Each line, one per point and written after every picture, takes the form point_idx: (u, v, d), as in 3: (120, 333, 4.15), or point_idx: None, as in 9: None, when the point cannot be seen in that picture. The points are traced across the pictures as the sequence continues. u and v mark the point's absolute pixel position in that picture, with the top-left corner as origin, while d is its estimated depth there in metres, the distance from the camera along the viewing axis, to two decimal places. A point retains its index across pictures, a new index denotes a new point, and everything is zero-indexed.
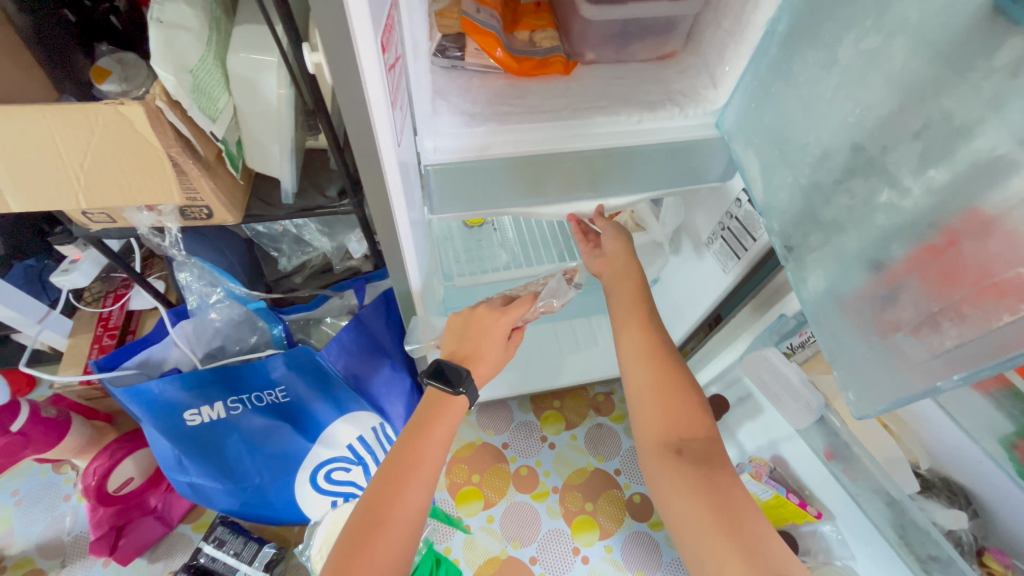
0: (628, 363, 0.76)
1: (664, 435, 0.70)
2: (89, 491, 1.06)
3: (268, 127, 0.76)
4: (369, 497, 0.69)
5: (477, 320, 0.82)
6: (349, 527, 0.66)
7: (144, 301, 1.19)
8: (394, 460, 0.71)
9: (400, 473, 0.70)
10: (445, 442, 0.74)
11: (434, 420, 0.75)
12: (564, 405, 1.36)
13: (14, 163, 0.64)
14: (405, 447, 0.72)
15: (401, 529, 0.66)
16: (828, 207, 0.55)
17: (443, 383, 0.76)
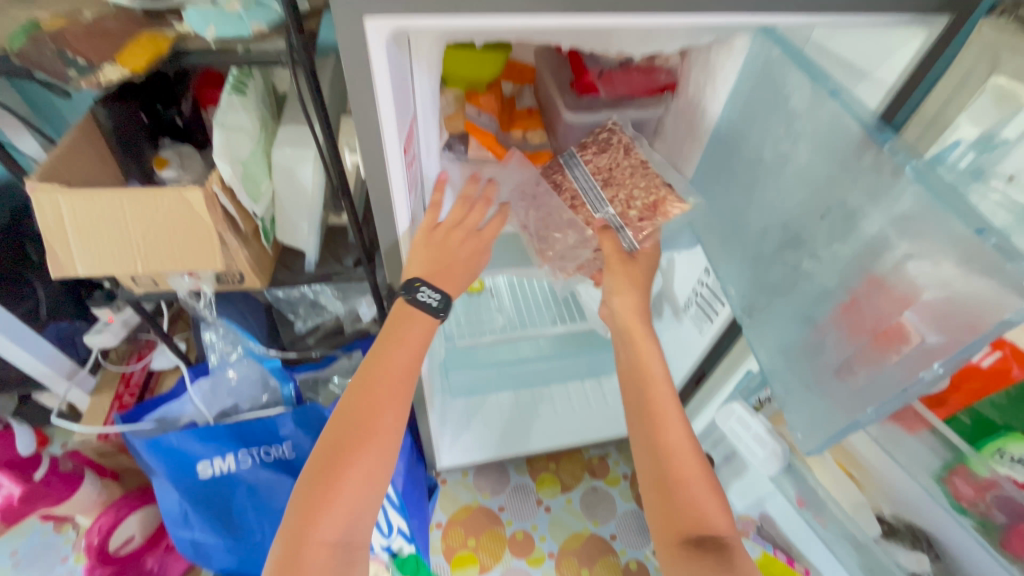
0: (654, 467, 0.67)
1: (689, 525, 0.63)
2: (91, 549, 1.07)
3: (299, 206, 0.89)
4: (342, 410, 0.66)
5: (447, 237, 0.72)
6: (323, 442, 0.64)
7: (166, 360, 1.28)
8: (365, 370, 0.68)
9: (370, 388, 0.66)
10: (414, 354, 0.70)
11: (401, 335, 0.70)
12: (559, 467, 1.39)
13: (88, 237, 0.77)
14: (374, 363, 0.68)
15: (374, 449, 0.64)
16: (770, 273, 0.66)
17: (429, 301, 0.70)
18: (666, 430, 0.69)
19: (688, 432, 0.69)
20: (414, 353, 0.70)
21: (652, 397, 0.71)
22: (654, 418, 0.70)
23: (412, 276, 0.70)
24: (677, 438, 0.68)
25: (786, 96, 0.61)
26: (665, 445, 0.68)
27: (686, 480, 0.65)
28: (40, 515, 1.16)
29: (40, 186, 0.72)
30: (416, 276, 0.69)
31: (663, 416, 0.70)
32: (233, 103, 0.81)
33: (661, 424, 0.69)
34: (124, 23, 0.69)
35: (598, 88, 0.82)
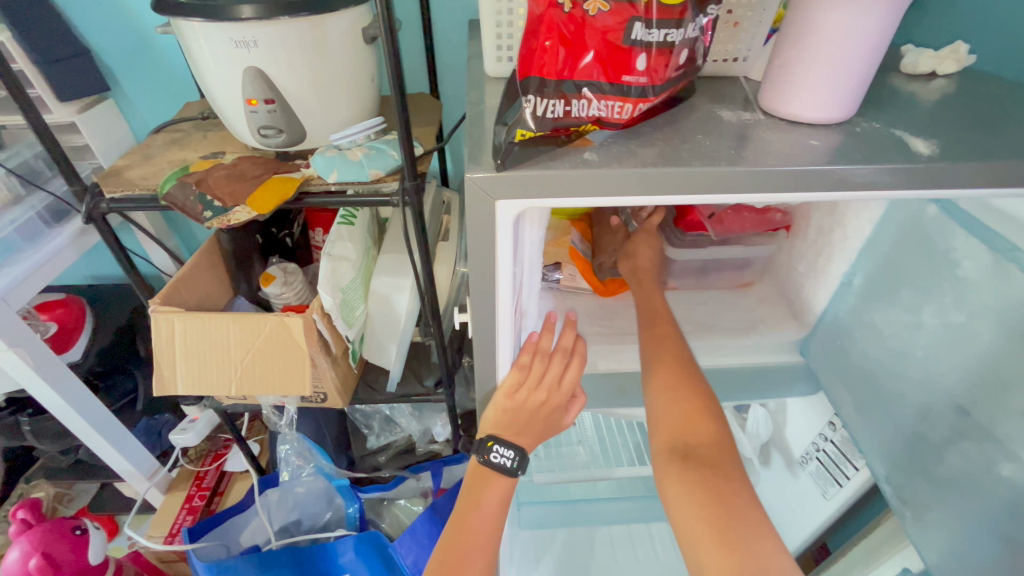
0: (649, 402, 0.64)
1: (674, 440, 0.61)
2: None
3: (389, 330, 0.90)
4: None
5: (533, 365, 0.61)
6: None
7: (239, 462, 1.29)
8: (446, 537, 0.61)
9: (450, 561, 0.59)
10: (492, 514, 0.62)
11: (478, 489, 0.64)
12: None
13: (194, 359, 0.79)
14: (455, 542, 0.60)
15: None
16: (940, 464, 0.55)
17: (505, 460, 0.63)
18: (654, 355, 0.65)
19: (682, 351, 0.66)
20: (494, 506, 0.63)
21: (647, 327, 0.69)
22: (651, 344, 0.66)
23: (486, 435, 0.63)
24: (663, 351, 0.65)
25: (952, 262, 0.54)
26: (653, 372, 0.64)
27: (672, 397, 0.62)
28: None
29: (161, 309, 0.77)
30: (485, 433, 0.62)
31: (659, 339, 0.67)
32: (341, 234, 0.85)
33: (653, 346, 0.66)
34: (258, 166, 0.75)
35: (706, 227, 0.78)
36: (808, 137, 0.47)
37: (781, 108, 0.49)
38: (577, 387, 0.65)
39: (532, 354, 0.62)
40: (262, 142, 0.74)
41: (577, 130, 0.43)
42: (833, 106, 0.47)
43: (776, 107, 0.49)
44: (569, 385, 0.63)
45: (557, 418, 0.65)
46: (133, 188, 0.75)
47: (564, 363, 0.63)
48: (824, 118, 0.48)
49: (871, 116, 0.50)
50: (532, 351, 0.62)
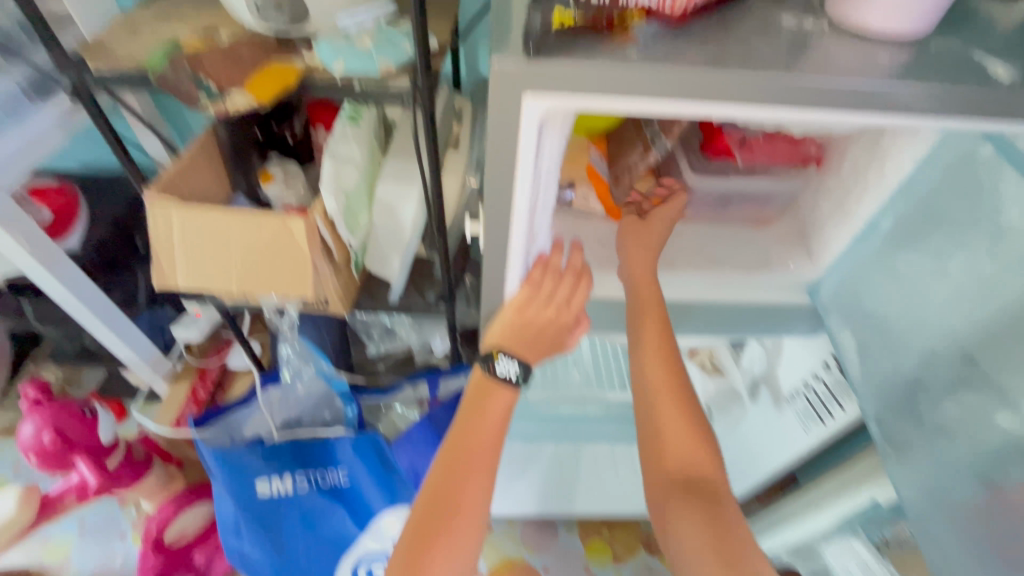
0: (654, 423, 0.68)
1: (677, 471, 0.65)
2: (149, 536, 1.12)
3: (393, 242, 0.87)
4: (430, 486, 0.62)
5: (543, 283, 0.61)
6: (414, 520, 0.60)
7: (241, 362, 1.30)
8: (449, 448, 0.63)
9: (453, 464, 0.62)
10: (490, 427, 0.64)
11: (478, 404, 0.65)
12: (613, 536, 1.32)
13: (193, 254, 0.78)
14: (454, 450, 0.63)
15: (448, 524, 0.60)
16: (935, 409, 0.56)
17: (508, 375, 0.64)
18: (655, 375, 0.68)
19: (684, 378, 0.69)
20: (492, 417, 0.64)
21: (646, 337, 0.67)
22: (651, 372, 0.69)
23: (492, 346, 0.63)
24: (665, 378, 0.68)
25: (997, 208, 0.52)
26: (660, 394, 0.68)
27: (679, 429, 0.66)
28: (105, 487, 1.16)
29: (157, 200, 0.74)
30: (490, 345, 0.62)
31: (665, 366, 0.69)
32: (346, 134, 0.81)
33: (653, 369, 0.69)
34: (256, 51, 0.69)
35: (734, 154, 0.77)
36: (877, 53, 0.42)
37: (849, 17, 0.43)
38: (582, 313, 0.63)
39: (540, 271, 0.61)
40: (260, 22, 0.67)
41: (620, 18, 0.38)
42: (913, 18, 0.41)
43: (844, 14, 0.43)
44: (576, 307, 0.62)
45: (564, 337, 0.64)
46: (122, 64, 0.69)
47: (574, 285, 0.61)
48: (896, 35, 0.42)
49: (950, 35, 0.45)
50: (543, 272, 0.61)
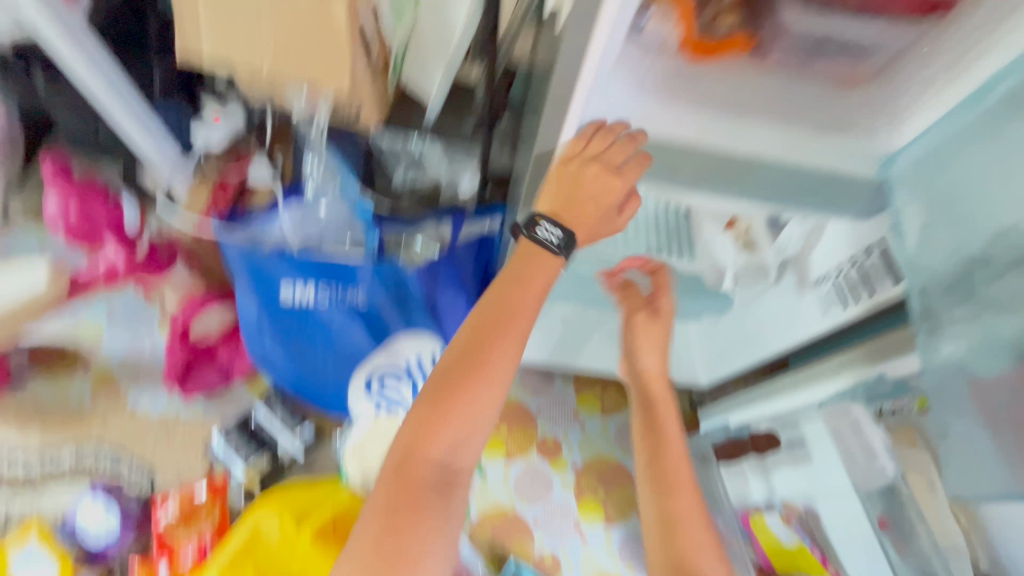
0: (665, 490, 1.01)
1: None
2: (175, 327, 1.18)
3: (433, 44, 0.81)
4: (448, 360, 0.72)
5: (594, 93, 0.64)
6: (430, 386, 0.71)
7: (263, 172, 1.14)
8: (483, 313, 0.73)
9: (478, 332, 0.72)
10: (530, 291, 0.75)
11: (529, 255, 0.77)
12: (605, 392, 1.42)
13: (218, 20, 0.68)
14: (489, 311, 0.73)
15: (472, 374, 0.71)
16: (991, 286, 0.62)
17: (549, 239, 0.77)
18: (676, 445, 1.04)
19: None
20: (532, 276, 0.76)
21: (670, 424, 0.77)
22: None
23: (538, 213, 0.78)
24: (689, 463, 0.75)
25: None
26: (672, 448, 1.04)
27: None
28: (124, 278, 1.19)
29: None
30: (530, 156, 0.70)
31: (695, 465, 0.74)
32: None
33: None
34: None
35: None
36: None
37: None
38: (626, 130, 0.70)
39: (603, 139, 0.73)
40: None
41: None
42: None
43: None
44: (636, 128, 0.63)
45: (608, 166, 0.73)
46: None
47: (627, 139, 0.70)
48: None
49: None
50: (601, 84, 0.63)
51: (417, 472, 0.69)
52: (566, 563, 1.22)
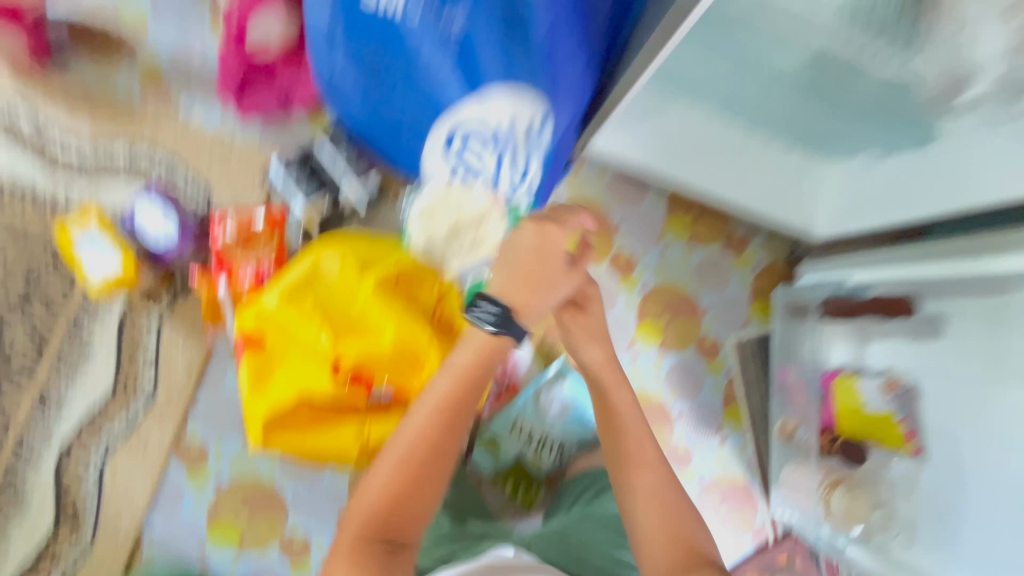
0: (620, 477, 0.79)
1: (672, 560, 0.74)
2: (230, 24, 0.97)
3: None
4: (362, 518, 0.69)
5: None
6: (364, 522, 0.68)
7: None
8: (400, 444, 0.70)
9: (399, 482, 0.69)
10: (458, 380, 0.72)
11: (455, 376, 0.72)
12: (697, 221, 1.25)
13: None
14: (460, 360, 0.72)
15: (434, 415, 0.71)
16: None
17: (485, 320, 0.71)
18: (626, 406, 0.81)
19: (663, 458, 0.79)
20: (459, 390, 0.72)
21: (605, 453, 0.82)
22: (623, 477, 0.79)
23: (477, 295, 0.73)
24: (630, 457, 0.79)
25: None
26: (619, 409, 0.81)
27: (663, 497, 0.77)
28: None
29: None
30: None
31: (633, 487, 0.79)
32: None
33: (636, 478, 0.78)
34: None
35: None
36: None
37: None
38: None
39: (553, 235, 0.74)
40: None
41: None
42: None
43: None
44: None
45: None
46: None
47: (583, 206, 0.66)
48: None
49: None
50: None
51: (382, 525, 0.69)
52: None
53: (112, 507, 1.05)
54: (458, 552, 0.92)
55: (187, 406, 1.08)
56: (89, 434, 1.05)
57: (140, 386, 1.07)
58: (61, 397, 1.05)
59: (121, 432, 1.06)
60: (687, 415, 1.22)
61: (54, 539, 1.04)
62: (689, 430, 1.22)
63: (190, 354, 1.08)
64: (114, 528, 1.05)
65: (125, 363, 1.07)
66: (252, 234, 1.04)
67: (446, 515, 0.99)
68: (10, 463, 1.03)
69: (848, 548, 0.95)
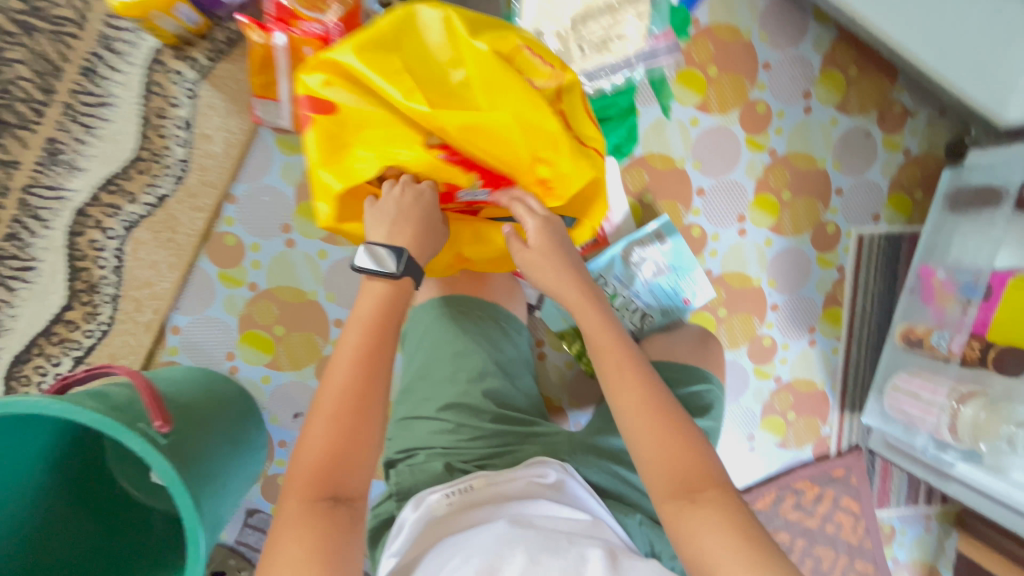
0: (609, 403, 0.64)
1: (670, 483, 0.57)
2: None
3: None
4: (300, 471, 0.58)
5: None
6: (306, 470, 0.58)
7: None
8: (316, 401, 0.62)
9: (331, 427, 0.60)
10: (366, 329, 0.65)
11: (365, 323, 0.65)
12: (857, 81, 1.02)
13: None
14: (370, 313, 0.66)
15: (351, 364, 0.63)
16: None
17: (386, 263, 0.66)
18: (595, 316, 0.68)
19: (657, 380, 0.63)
20: (374, 335, 0.65)
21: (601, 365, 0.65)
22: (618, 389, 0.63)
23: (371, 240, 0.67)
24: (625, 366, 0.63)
25: None
26: (598, 330, 0.67)
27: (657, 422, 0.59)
28: None
29: None
30: None
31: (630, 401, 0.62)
32: None
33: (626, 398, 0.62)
34: None
35: None
36: None
37: None
38: None
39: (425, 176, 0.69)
40: None
41: None
42: None
43: None
44: None
45: None
46: None
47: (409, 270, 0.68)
48: None
49: None
50: None
51: (328, 479, 0.58)
52: (712, 246, 1.03)
53: (133, 290, 0.91)
54: (493, 461, 0.74)
55: (226, 187, 0.91)
56: (107, 201, 0.88)
57: (169, 155, 0.89)
58: (74, 148, 0.87)
59: (140, 210, 0.89)
60: (783, 307, 1.08)
61: (64, 313, 0.90)
62: (780, 324, 1.08)
63: (233, 127, 0.89)
64: (133, 314, 0.92)
65: (152, 122, 0.88)
66: None
67: (480, 388, 0.78)
68: (14, 216, 0.87)
69: (958, 464, 0.85)
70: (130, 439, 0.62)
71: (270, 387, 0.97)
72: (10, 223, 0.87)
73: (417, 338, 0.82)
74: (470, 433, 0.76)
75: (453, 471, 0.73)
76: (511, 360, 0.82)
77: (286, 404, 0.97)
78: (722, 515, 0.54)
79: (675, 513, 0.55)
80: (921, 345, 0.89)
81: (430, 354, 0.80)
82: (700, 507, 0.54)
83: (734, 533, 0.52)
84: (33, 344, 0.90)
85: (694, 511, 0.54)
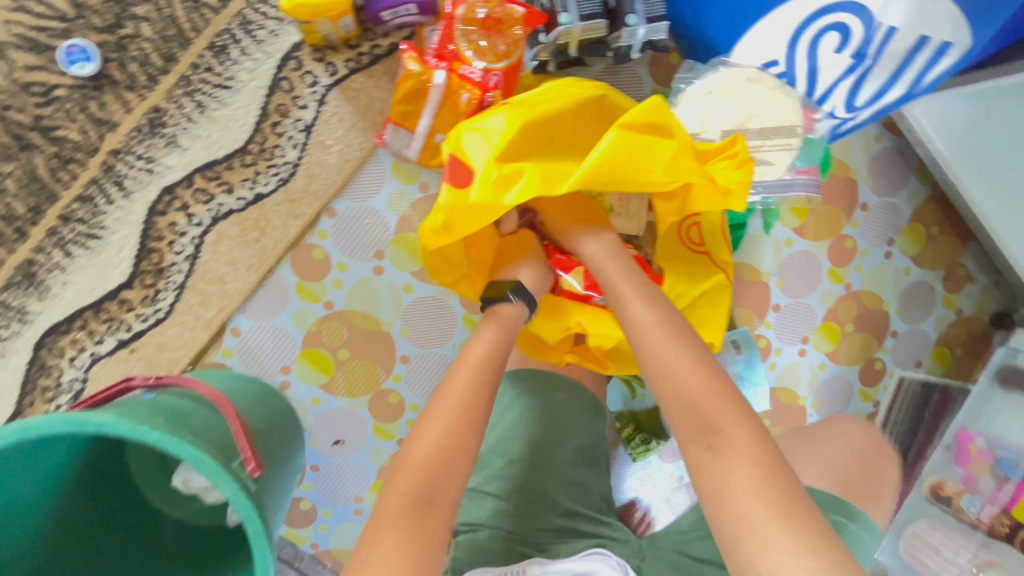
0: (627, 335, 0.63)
1: (681, 403, 0.54)
2: None
3: None
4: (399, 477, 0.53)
5: None
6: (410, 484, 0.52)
7: None
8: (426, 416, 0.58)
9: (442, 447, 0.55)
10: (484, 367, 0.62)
11: (482, 366, 0.63)
12: (934, 239, 1.08)
13: None
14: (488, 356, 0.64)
15: (455, 414, 0.58)
16: None
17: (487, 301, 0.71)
18: (597, 248, 0.70)
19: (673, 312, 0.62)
20: (489, 379, 0.62)
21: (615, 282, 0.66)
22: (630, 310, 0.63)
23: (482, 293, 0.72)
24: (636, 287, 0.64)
25: None
26: (600, 264, 0.69)
27: (664, 339, 0.58)
28: None
29: None
30: None
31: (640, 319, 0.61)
32: None
33: (641, 313, 0.62)
34: None
35: None
36: None
37: None
38: None
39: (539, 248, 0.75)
40: None
41: None
42: None
43: None
44: None
45: None
46: None
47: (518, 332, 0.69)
48: None
49: None
50: None
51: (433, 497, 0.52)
52: (773, 359, 1.06)
53: (203, 283, 0.85)
54: (557, 548, 0.71)
55: (329, 200, 0.86)
56: (200, 185, 0.82)
57: (280, 154, 0.83)
58: (180, 124, 0.81)
59: (236, 203, 0.84)
60: None
61: (121, 291, 0.83)
62: None
63: (354, 142, 0.85)
64: (196, 308, 0.85)
65: (271, 118, 0.82)
66: (502, 19, 0.76)
67: (554, 478, 0.76)
68: (94, 177, 0.80)
69: None
70: (227, 485, 0.57)
71: (318, 410, 0.92)
72: (88, 184, 0.80)
73: (498, 411, 0.81)
74: (536, 522, 0.73)
75: (515, 555, 0.70)
76: (590, 446, 0.81)
77: (332, 431, 0.93)
78: (745, 458, 0.48)
79: (696, 461, 0.51)
80: (948, 503, 0.96)
81: (509, 428, 0.78)
82: (722, 454, 0.49)
83: (759, 491, 0.47)
84: (76, 317, 0.82)
85: (713, 459, 0.50)
